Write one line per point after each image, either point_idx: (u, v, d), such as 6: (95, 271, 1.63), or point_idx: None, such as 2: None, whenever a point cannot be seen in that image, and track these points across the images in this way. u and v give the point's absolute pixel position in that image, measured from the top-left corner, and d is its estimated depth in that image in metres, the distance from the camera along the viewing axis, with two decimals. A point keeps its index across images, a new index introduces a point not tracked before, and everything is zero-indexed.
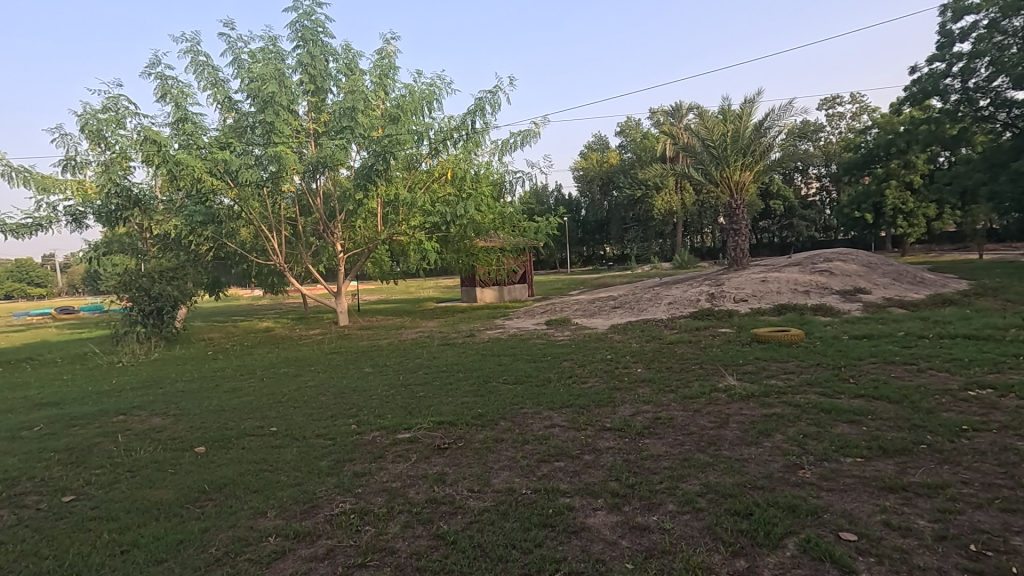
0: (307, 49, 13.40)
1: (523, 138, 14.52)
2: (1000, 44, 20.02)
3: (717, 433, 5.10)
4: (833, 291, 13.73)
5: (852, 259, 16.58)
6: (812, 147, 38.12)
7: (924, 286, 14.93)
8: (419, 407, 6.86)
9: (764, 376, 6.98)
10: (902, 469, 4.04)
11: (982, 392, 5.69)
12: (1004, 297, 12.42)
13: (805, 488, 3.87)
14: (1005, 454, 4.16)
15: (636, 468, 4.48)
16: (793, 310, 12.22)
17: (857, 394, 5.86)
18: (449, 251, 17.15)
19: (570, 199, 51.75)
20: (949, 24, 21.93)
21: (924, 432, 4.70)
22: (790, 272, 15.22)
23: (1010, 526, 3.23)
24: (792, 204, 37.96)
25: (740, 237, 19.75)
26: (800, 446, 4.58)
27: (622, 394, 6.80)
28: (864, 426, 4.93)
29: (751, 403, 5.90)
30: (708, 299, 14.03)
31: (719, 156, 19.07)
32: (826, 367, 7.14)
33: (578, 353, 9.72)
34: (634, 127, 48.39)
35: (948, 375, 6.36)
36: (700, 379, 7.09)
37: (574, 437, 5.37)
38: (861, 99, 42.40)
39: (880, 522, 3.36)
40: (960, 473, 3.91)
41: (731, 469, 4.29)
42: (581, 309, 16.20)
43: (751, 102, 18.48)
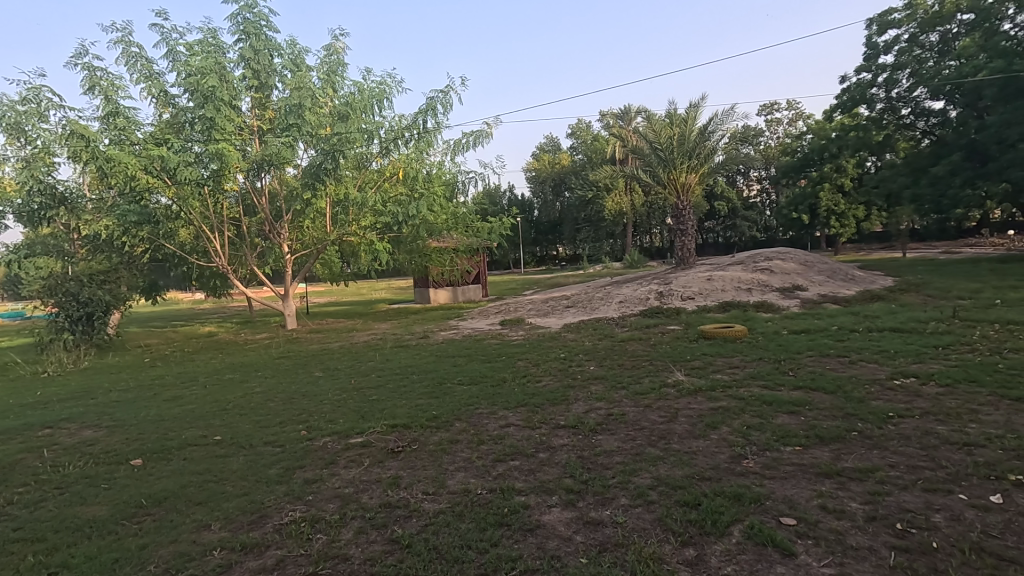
0: (250, 43, 12.93)
1: (476, 138, 14.47)
2: (919, 57, 21.53)
3: (668, 427, 5.26)
4: (773, 289, 14.39)
5: (790, 257, 17.44)
6: (752, 151, 39.92)
7: (855, 283, 15.86)
8: (373, 410, 6.74)
9: (711, 371, 7.24)
10: (836, 455, 4.29)
11: (906, 381, 6.10)
12: (925, 293, 13.36)
13: (749, 477, 4.05)
14: (927, 437, 4.48)
15: (590, 464, 4.55)
16: (737, 307, 12.75)
17: (796, 386, 6.17)
18: (401, 252, 16.90)
19: (523, 200, 52.18)
20: (875, 37, 23.42)
21: (856, 420, 4.99)
22: (734, 271, 15.84)
23: (931, 504, 3.48)
24: (735, 206, 39.50)
25: (686, 237, 20.43)
26: (744, 437, 4.78)
27: (576, 391, 6.91)
28: (802, 416, 5.19)
29: (698, 398, 6.11)
30: (657, 297, 14.44)
31: (666, 158, 19.64)
32: (768, 361, 7.49)
33: (533, 352, 9.79)
34: (585, 130, 49.30)
35: (876, 366, 6.79)
36: (651, 375, 7.29)
37: (528, 435, 5.41)
38: (796, 106, 44.64)
39: (817, 507, 3.55)
40: (888, 457, 4.19)
41: (680, 462, 4.43)
42: (534, 308, 16.31)
43: (695, 106, 19.15)
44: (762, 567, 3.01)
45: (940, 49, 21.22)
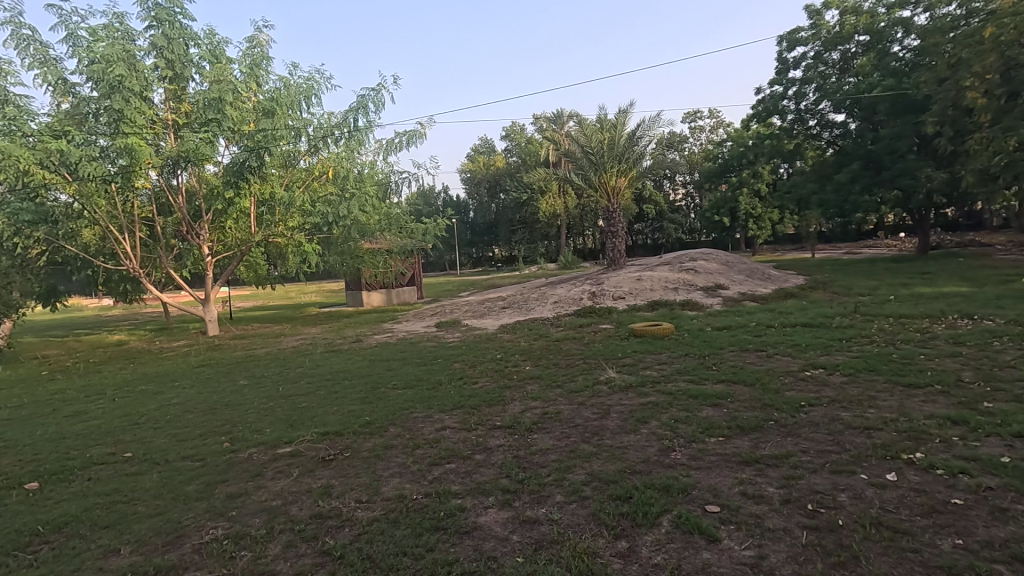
0: (163, 31, 12.12)
1: (409, 138, 14.27)
2: (823, 73, 23.29)
3: (601, 423, 5.40)
4: (698, 288, 15.12)
5: (713, 258, 18.39)
6: (677, 156, 41.82)
7: (770, 282, 16.96)
8: (302, 418, 6.47)
9: (641, 367, 7.50)
10: (755, 444, 4.57)
11: (816, 372, 6.59)
12: (832, 290, 14.49)
13: (677, 468, 4.23)
14: (834, 424, 4.86)
15: (525, 463, 4.60)
16: (665, 305, 13.29)
17: (719, 379, 6.51)
18: (332, 253, 16.37)
19: (458, 202, 52.03)
20: (785, 53, 25.17)
21: (773, 410, 5.33)
22: (662, 271, 16.51)
23: (838, 485, 3.77)
24: (662, 209, 41.15)
25: (617, 238, 21.08)
26: (672, 430, 4.99)
27: (512, 392, 6.96)
28: (725, 409, 5.49)
29: (629, 394, 6.32)
30: (590, 297, 14.81)
31: (597, 162, 20.21)
32: (694, 357, 7.85)
33: (469, 354, 9.76)
34: (520, 132, 49.91)
35: (790, 359, 7.30)
36: (585, 374, 7.45)
37: (465, 437, 5.39)
38: (716, 115, 47.16)
39: (739, 493, 3.76)
40: (800, 443, 4.50)
41: (613, 457, 4.56)
42: (470, 310, 16.28)
43: (624, 112, 19.82)
44: (689, 554, 3.15)
45: (841, 67, 23.01)
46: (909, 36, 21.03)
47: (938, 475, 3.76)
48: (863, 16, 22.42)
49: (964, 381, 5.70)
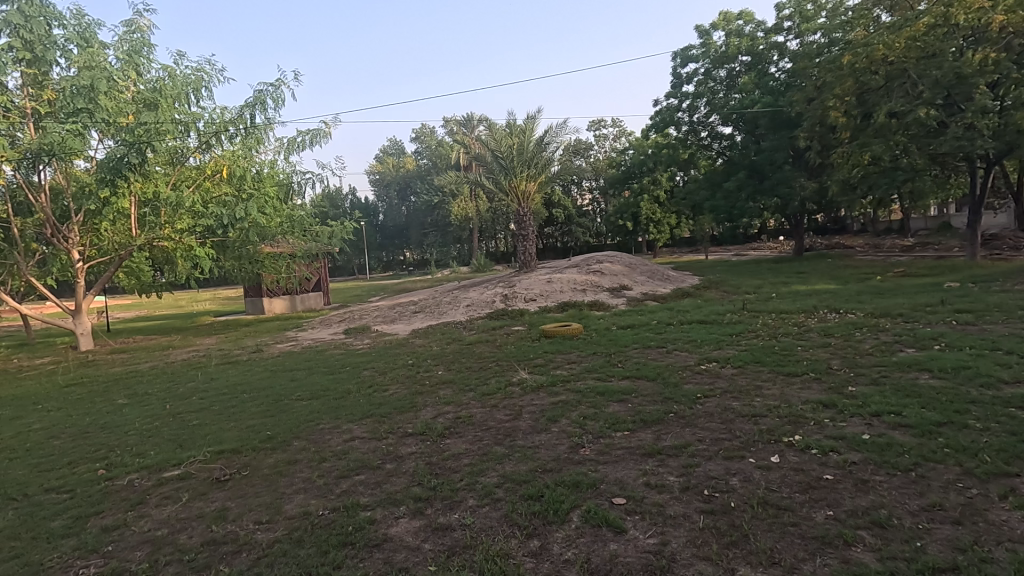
0: (18, 7, 10.69)
1: (311, 138, 13.61)
2: (713, 88, 25.14)
3: (513, 424, 5.45)
4: (604, 289, 15.74)
5: (618, 261, 19.26)
6: (583, 163, 43.47)
7: (669, 282, 18.04)
8: (193, 438, 5.95)
9: (552, 367, 7.67)
10: (657, 436, 4.82)
11: (710, 365, 7.08)
12: (724, 289, 15.68)
13: (586, 464, 4.36)
14: (726, 413, 5.24)
15: (438, 469, 4.53)
16: (574, 306, 13.72)
17: (624, 376, 6.81)
18: (227, 258, 15.23)
19: (367, 205, 50.50)
20: (679, 68, 26.93)
21: (673, 403, 5.65)
22: (571, 274, 17.04)
23: (730, 470, 4.07)
24: (570, 213, 42.44)
25: (528, 242, 21.48)
26: (581, 428, 5.15)
27: (424, 397, 6.84)
28: (630, 404, 5.75)
29: (541, 394, 6.43)
30: (502, 300, 14.97)
31: (507, 166, 20.48)
32: (601, 355, 8.16)
33: (379, 360, 9.48)
34: (430, 135, 49.99)
35: (687, 354, 7.80)
36: (497, 376, 7.49)
37: (375, 447, 5.22)
38: (619, 124, 49.56)
39: (643, 484, 3.94)
40: (697, 433, 4.82)
41: (525, 457, 4.61)
42: (381, 315, 15.82)
43: (532, 118, 20.26)
44: (598, 547, 3.25)
45: (728, 84, 24.96)
46: (783, 60, 23.29)
47: (813, 454, 4.16)
48: (744, 39, 24.50)
49: (832, 368, 6.39)
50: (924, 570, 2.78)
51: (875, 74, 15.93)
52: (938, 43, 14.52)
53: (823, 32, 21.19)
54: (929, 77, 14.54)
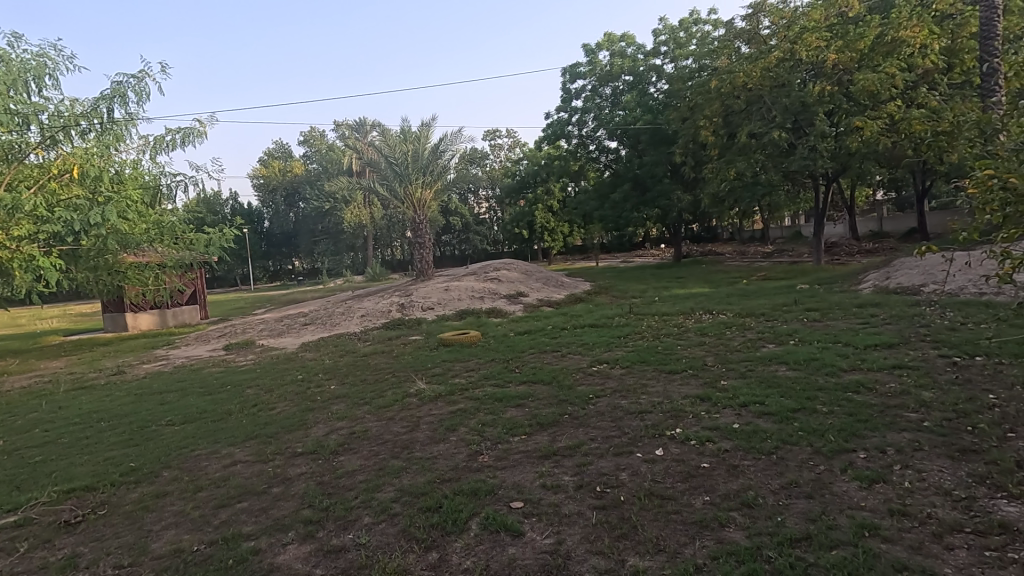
0: None
1: (183, 135, 12.39)
2: (599, 104, 26.59)
3: (410, 436, 5.34)
4: (502, 296, 15.96)
5: (514, 268, 19.65)
6: (479, 172, 43.95)
7: (563, 288, 18.71)
8: (33, 477, 5.15)
9: (450, 376, 7.62)
10: (553, 438, 4.96)
11: (601, 366, 7.43)
12: (613, 294, 16.56)
13: (484, 471, 4.38)
14: (616, 411, 5.53)
15: (330, 489, 4.32)
16: (472, 314, 13.77)
17: (521, 381, 6.94)
18: (79, 269, 13.44)
19: (250, 210, 47.09)
20: (568, 84, 28.18)
21: (567, 404, 5.86)
22: (468, 281, 17.10)
23: (619, 465, 4.29)
24: (467, 221, 42.59)
25: (425, 250, 21.34)
26: (479, 435, 5.16)
27: (315, 414, 6.49)
28: (527, 408, 5.86)
29: (439, 403, 6.36)
30: (398, 309, 14.67)
31: (402, 173, 20.13)
32: (499, 361, 8.26)
33: (264, 377, 8.84)
34: (320, 139, 48.62)
35: (581, 357, 8.12)
36: (394, 387, 7.30)
37: (259, 470, 4.86)
38: (514, 135, 50.75)
39: (540, 486, 4.03)
40: (590, 432, 5.03)
41: (422, 468, 4.53)
42: (266, 329, 14.79)
43: (427, 125, 20.16)
44: (496, 553, 3.27)
45: (613, 100, 26.51)
46: (661, 81, 25.22)
47: (692, 445, 4.52)
48: (627, 59, 26.19)
49: (708, 364, 6.98)
50: (784, 541, 3.12)
51: (736, 99, 17.76)
52: (786, 74, 16.49)
53: (694, 58, 23.27)
54: (780, 104, 16.48)
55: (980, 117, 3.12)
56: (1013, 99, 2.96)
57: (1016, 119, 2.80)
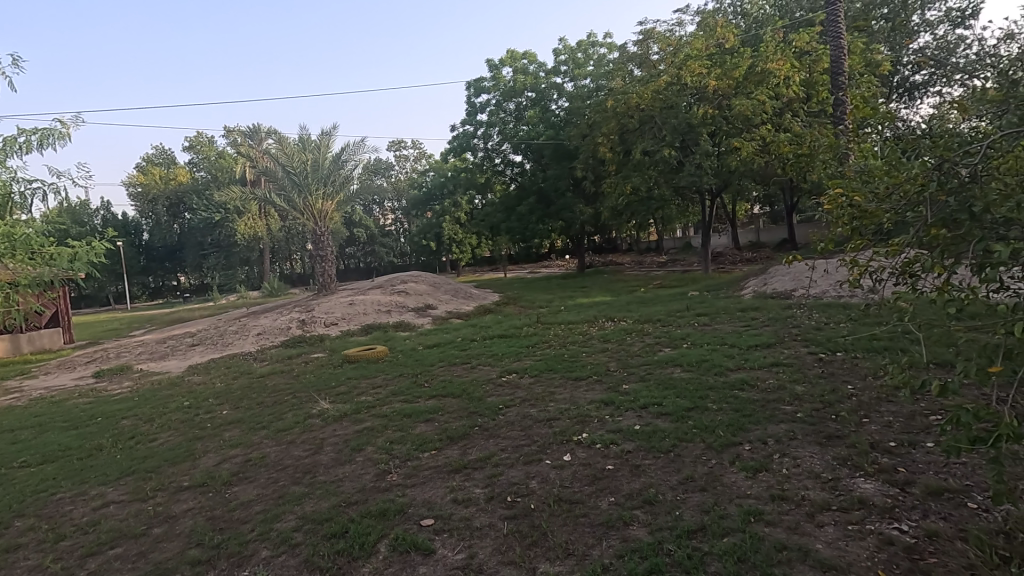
0: None
1: (41, 137, 10.87)
2: (503, 119, 27.10)
3: (313, 459, 5.07)
4: (409, 309, 15.66)
5: (422, 280, 19.40)
6: (384, 183, 43.10)
7: (472, 299, 18.73)
8: None
9: (356, 394, 7.33)
10: (463, 451, 4.93)
11: (511, 376, 7.52)
12: (521, 305, 16.84)
13: (393, 490, 4.25)
14: (525, 420, 5.61)
15: (223, 523, 3.99)
16: (378, 328, 13.37)
17: (430, 395, 6.83)
18: None
19: (125, 221, 42.61)
20: (472, 98, 28.48)
21: (477, 416, 5.85)
22: (374, 295, 16.61)
23: (529, 474, 4.34)
24: (372, 232, 41.42)
25: (327, 262, 20.65)
26: (387, 453, 5.01)
27: (204, 442, 5.97)
28: (437, 422, 5.78)
29: (344, 423, 6.09)
30: (298, 325, 13.94)
31: (301, 183, 19.20)
32: (407, 376, 8.08)
33: (143, 406, 7.98)
34: (208, 145, 45.17)
35: (490, 368, 8.16)
36: (295, 409, 6.89)
37: (137, 510, 4.38)
38: (419, 146, 50.35)
39: (451, 501, 3.99)
40: (500, 443, 5.05)
41: (327, 492, 4.32)
42: (145, 352, 13.39)
43: (327, 134, 19.44)
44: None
45: (516, 116, 27.08)
46: (561, 99, 26.21)
47: (597, 448, 4.68)
48: (528, 76, 26.94)
49: (611, 370, 7.29)
50: (682, 533, 3.31)
51: (631, 118, 18.89)
52: (674, 97, 17.73)
53: (591, 78, 24.47)
54: (669, 124, 17.72)
55: (830, 142, 3.56)
56: (855, 127, 3.41)
57: (864, 146, 3.20)
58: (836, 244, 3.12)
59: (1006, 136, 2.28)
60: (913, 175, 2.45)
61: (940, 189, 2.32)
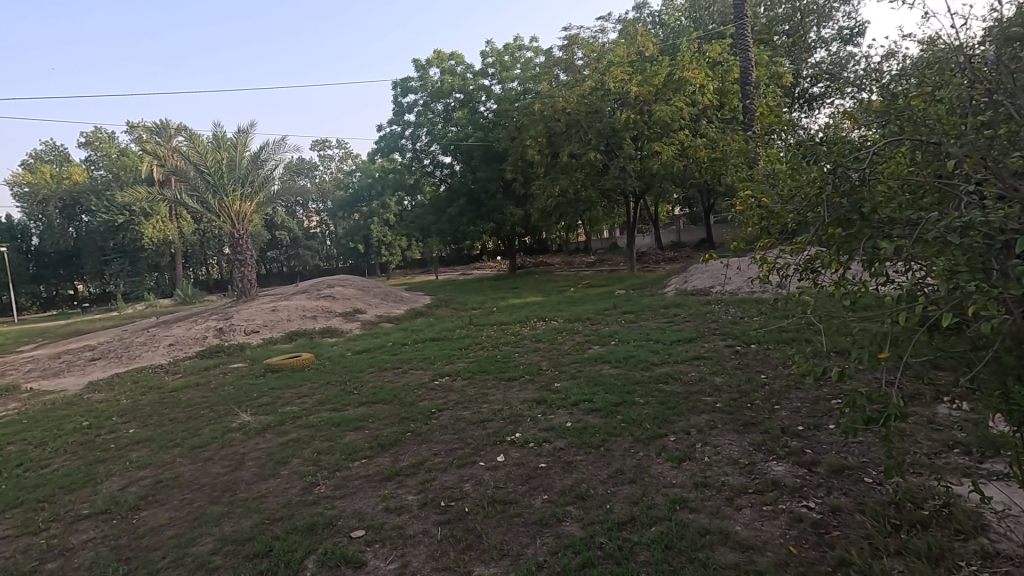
0: None
1: None
2: (432, 120, 26.88)
3: (233, 476, 4.78)
4: (336, 314, 15.14)
5: (350, 284, 18.82)
6: (308, 183, 41.52)
7: (402, 302, 18.40)
8: None
9: (279, 405, 6.98)
10: (395, 458, 4.81)
11: (443, 380, 7.44)
12: (453, 307, 16.73)
13: (321, 503, 4.08)
14: (459, 423, 5.56)
15: (129, 553, 3.67)
16: (304, 335, 12.82)
17: (360, 403, 6.63)
18: None
19: (9, 224, 38.32)
20: (399, 98, 28.00)
21: (409, 422, 5.74)
22: (299, 300, 15.94)
23: (463, 477, 4.31)
24: (296, 235, 39.70)
25: (247, 267, 19.37)
26: (315, 464, 4.81)
27: (107, 464, 5.48)
28: (367, 430, 5.62)
29: (267, 436, 5.78)
30: (216, 334, 13.14)
31: (216, 183, 18.06)
32: (336, 384, 7.80)
33: (33, 428, 7.21)
34: (108, 141, 41.58)
35: (422, 372, 8.04)
36: (212, 424, 6.46)
37: (27, 545, 3.95)
38: (345, 146, 48.90)
39: (382, 510, 3.88)
40: (433, 447, 4.98)
41: (248, 510, 4.08)
42: (37, 369, 12.10)
43: (244, 132, 18.46)
44: None
45: (445, 117, 26.87)
46: (490, 101, 26.29)
47: (531, 447, 4.73)
48: (456, 77, 26.85)
49: (542, 369, 7.39)
50: (613, 526, 3.40)
51: (558, 121, 19.27)
52: (599, 102, 18.16)
53: (519, 81, 24.73)
54: (594, 129, 18.21)
55: (740, 147, 3.78)
56: (762, 133, 3.64)
57: (770, 151, 3.44)
58: (748, 243, 3.32)
59: (890, 144, 2.51)
60: (813, 178, 2.64)
61: (834, 192, 2.52)
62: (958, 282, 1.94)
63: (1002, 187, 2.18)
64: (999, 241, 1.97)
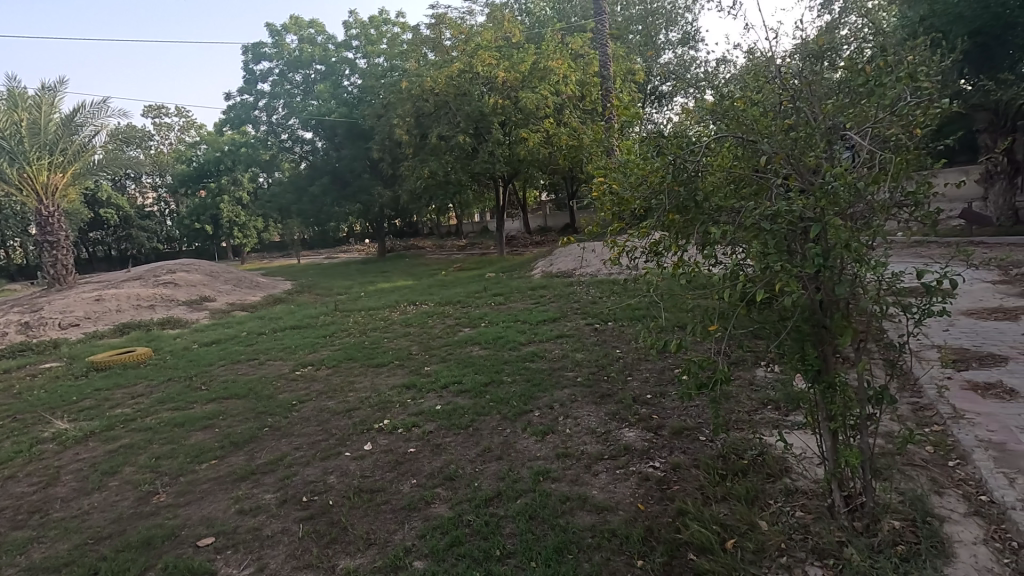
0: None
1: None
2: (289, 91, 24.98)
3: (46, 494, 4.09)
4: (179, 302, 13.52)
5: (195, 269, 16.90)
6: (141, 153, 36.33)
7: (259, 288, 16.96)
8: None
9: (106, 408, 6.08)
10: (250, 456, 4.45)
11: (306, 370, 7.01)
12: (316, 292, 15.79)
13: (160, 513, 3.66)
14: (322, 414, 5.29)
15: None
16: (138, 327, 11.30)
17: (208, 400, 6.01)
18: None
19: None
20: (251, 64, 25.55)
21: (267, 416, 5.33)
22: (131, 288, 13.99)
23: (326, 470, 4.11)
24: (127, 214, 34.65)
25: (59, 250, 16.57)
26: (153, 471, 4.28)
27: None
28: (217, 428, 5.12)
29: (90, 444, 5.03)
30: (19, 330, 11.07)
31: (12, 150, 15.01)
32: (179, 380, 6.99)
33: None
34: None
35: (281, 362, 7.50)
36: (15, 435, 5.45)
37: None
38: (186, 114, 43.53)
39: (235, 513, 3.58)
40: (293, 441, 4.69)
41: (66, 531, 3.53)
42: None
43: (50, 90, 15.56)
44: None
45: (304, 89, 25.10)
46: (354, 75, 24.99)
47: (399, 433, 4.65)
48: (316, 47, 25.13)
49: (412, 354, 7.28)
50: (481, 503, 3.49)
51: (427, 101, 18.90)
52: (467, 85, 18.06)
53: (386, 58, 23.84)
54: (463, 111, 18.12)
55: (596, 134, 3.99)
56: (616, 124, 3.87)
57: (622, 141, 3.67)
58: (603, 227, 3.55)
59: (719, 139, 2.81)
60: (656, 168, 2.88)
61: (675, 180, 2.78)
62: (769, 263, 2.27)
63: (802, 181, 2.56)
64: (799, 226, 2.31)
